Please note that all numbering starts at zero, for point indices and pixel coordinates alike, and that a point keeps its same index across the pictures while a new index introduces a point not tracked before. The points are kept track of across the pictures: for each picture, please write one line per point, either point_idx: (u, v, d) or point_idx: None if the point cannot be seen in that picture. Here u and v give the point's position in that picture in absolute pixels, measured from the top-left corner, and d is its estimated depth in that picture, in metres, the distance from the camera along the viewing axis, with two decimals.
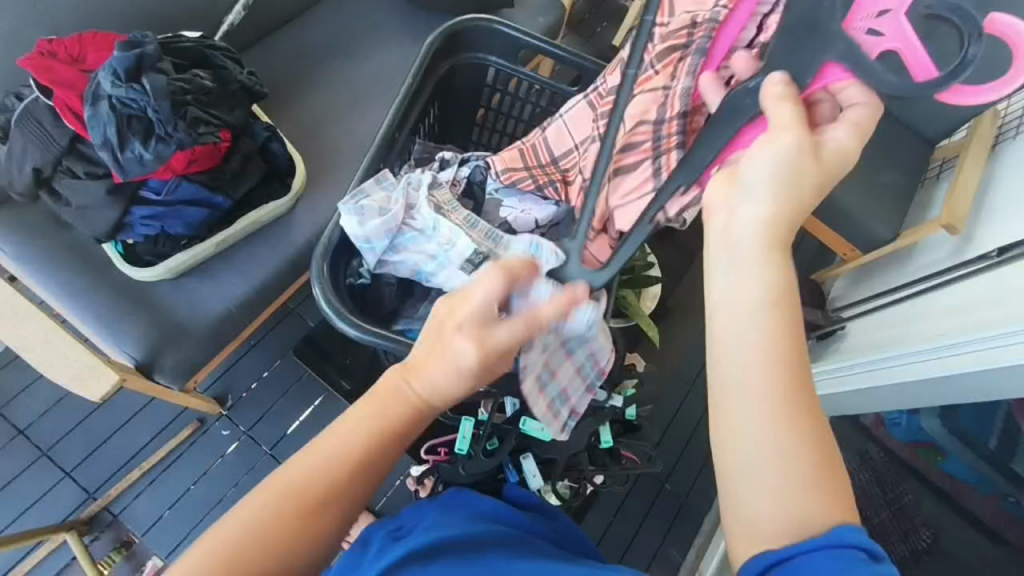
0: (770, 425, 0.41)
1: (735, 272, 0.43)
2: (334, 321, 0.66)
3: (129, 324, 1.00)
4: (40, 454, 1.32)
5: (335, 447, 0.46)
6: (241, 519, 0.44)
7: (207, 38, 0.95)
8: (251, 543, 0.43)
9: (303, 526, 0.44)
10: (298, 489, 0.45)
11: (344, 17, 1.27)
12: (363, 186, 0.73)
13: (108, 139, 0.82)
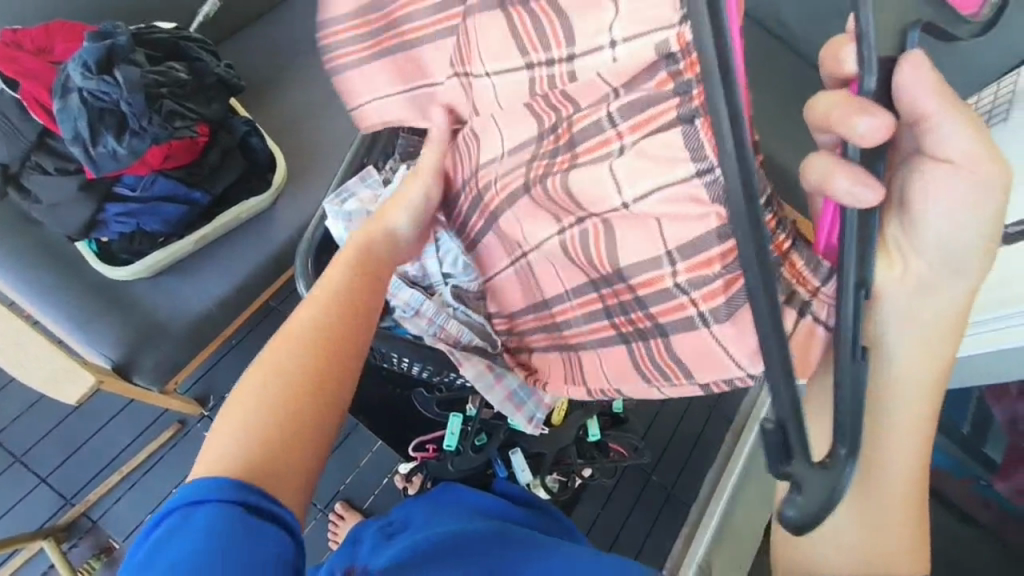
0: (892, 497, 0.44)
1: (912, 361, 0.39)
2: None
3: (106, 325, 0.97)
4: (14, 460, 1.28)
5: (299, 336, 0.50)
6: (256, 394, 0.46)
7: (181, 29, 0.92)
8: (279, 396, 0.46)
9: (318, 371, 0.49)
10: (301, 348, 0.49)
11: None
12: (347, 184, 0.73)
13: (79, 133, 0.79)
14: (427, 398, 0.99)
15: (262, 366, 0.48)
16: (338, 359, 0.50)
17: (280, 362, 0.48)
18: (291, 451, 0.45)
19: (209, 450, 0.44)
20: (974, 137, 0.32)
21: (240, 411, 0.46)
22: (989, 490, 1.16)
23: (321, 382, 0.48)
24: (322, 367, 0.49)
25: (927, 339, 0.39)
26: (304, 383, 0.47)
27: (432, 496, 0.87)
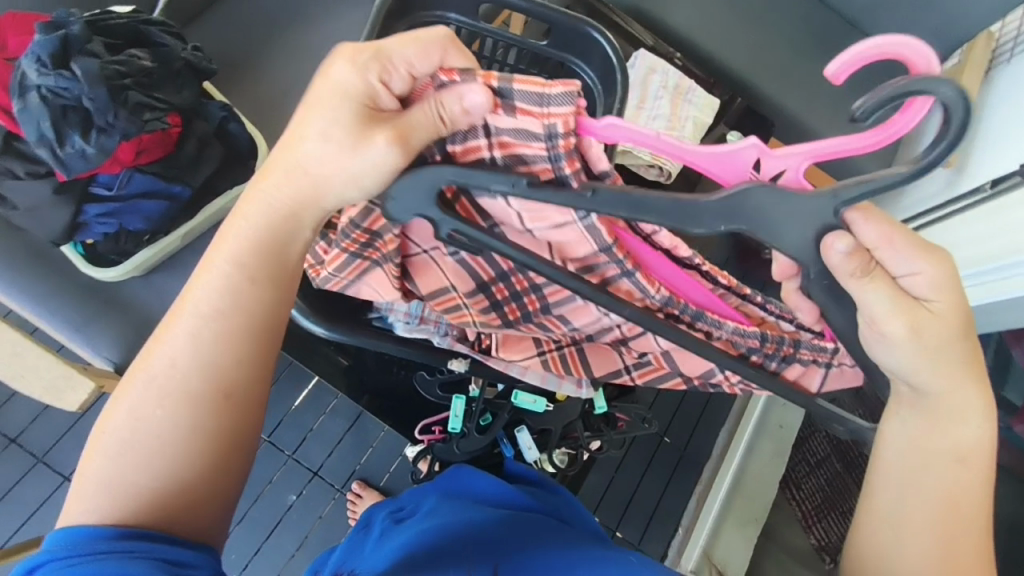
0: (937, 544, 0.45)
1: (926, 422, 0.43)
2: (301, 321, 0.65)
3: (104, 328, 0.97)
4: (36, 461, 1.31)
5: (174, 370, 0.42)
6: (131, 437, 0.42)
7: (139, 12, 0.86)
8: (159, 446, 0.42)
9: (206, 416, 0.43)
10: (184, 396, 0.42)
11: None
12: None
13: (43, 134, 0.75)
14: (429, 381, 0.98)
15: (133, 406, 0.42)
16: (228, 403, 0.43)
17: (155, 408, 0.42)
18: (175, 510, 0.42)
19: (80, 498, 0.41)
20: (877, 292, 0.38)
21: (110, 456, 0.41)
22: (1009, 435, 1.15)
23: (207, 433, 0.43)
24: (207, 420, 0.43)
25: (935, 411, 0.43)
26: (189, 436, 0.42)
27: (443, 480, 0.86)
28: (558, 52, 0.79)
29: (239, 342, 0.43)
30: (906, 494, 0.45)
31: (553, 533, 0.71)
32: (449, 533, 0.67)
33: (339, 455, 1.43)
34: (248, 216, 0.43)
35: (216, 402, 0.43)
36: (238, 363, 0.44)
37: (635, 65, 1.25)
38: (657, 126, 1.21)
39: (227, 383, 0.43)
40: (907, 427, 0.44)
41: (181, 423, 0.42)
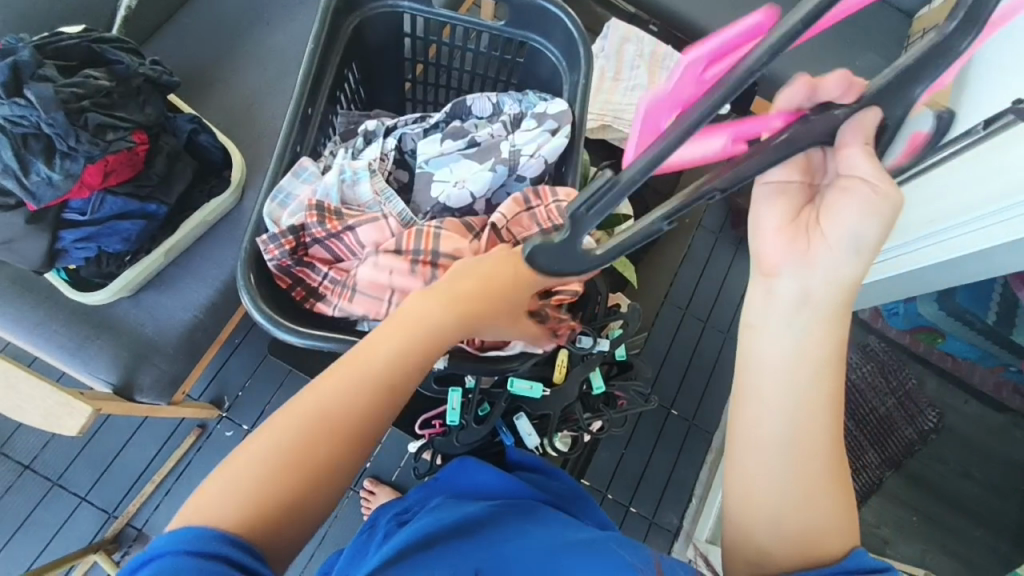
0: (797, 446, 0.50)
1: (800, 337, 0.48)
2: (273, 329, 0.62)
3: (97, 350, 0.97)
4: (52, 484, 1.33)
5: (326, 409, 0.50)
6: (270, 454, 0.48)
7: (91, 31, 0.85)
8: (289, 470, 0.47)
9: (334, 455, 0.49)
10: (331, 427, 0.49)
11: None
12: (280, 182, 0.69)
13: (6, 165, 0.75)
14: (423, 376, 0.97)
15: (261, 437, 0.49)
16: (355, 453, 0.50)
17: (269, 446, 0.48)
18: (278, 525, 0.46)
19: (204, 506, 0.45)
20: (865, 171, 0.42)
21: (228, 471, 0.47)
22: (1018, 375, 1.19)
23: (312, 471, 0.48)
24: (309, 457, 0.48)
25: (817, 323, 0.47)
26: (292, 464, 0.48)
27: (448, 475, 0.86)
28: (517, 31, 0.77)
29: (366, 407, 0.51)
30: (795, 415, 0.49)
31: (559, 519, 0.72)
32: (448, 530, 0.66)
33: None
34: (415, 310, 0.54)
35: (321, 449, 0.49)
36: (370, 420, 0.51)
37: (610, 35, 1.23)
38: (637, 97, 1.18)
39: (332, 434, 0.49)
40: (792, 341, 0.48)
41: (293, 449, 0.48)
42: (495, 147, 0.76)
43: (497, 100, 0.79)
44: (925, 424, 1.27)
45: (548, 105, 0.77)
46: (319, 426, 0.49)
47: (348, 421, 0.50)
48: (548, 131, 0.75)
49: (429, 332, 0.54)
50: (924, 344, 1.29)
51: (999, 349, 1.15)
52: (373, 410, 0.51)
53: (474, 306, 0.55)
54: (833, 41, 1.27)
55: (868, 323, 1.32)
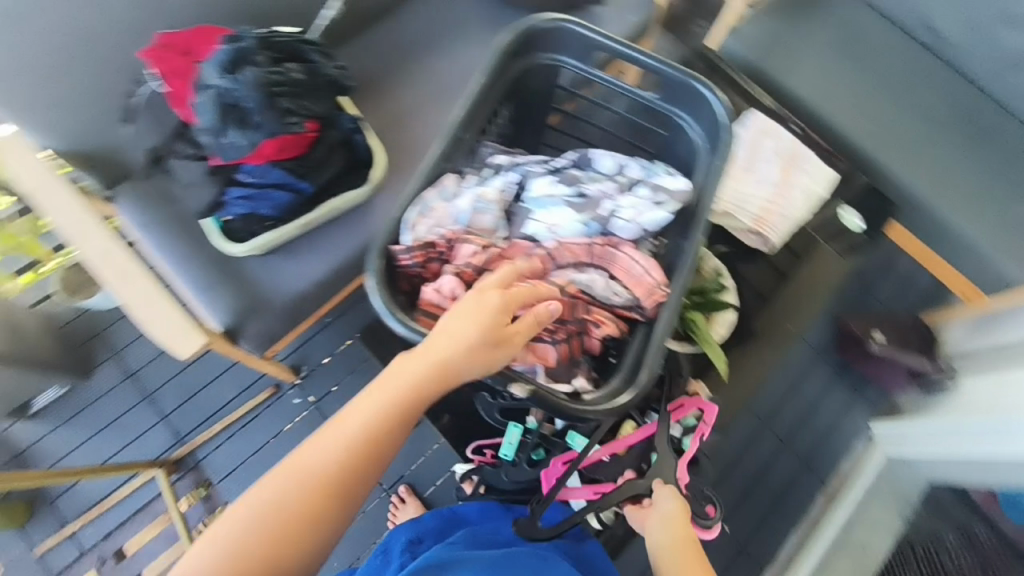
0: None
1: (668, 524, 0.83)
2: (386, 319, 0.67)
3: (221, 293, 1.09)
4: (144, 396, 1.49)
5: (310, 462, 0.63)
6: (266, 496, 0.62)
7: (300, 33, 1.00)
8: (282, 510, 0.61)
9: (315, 502, 0.62)
10: (314, 476, 0.62)
11: (436, 13, 1.29)
12: (424, 194, 0.74)
13: (209, 125, 0.90)
14: (488, 405, 0.96)
15: (251, 502, 0.62)
16: (334, 497, 0.63)
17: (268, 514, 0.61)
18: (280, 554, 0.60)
19: (217, 534, 0.61)
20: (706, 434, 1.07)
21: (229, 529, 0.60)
22: None
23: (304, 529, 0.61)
24: (299, 522, 0.61)
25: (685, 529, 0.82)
26: (286, 528, 0.61)
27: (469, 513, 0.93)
28: (670, 105, 0.80)
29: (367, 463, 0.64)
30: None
31: None
32: (461, 558, 0.74)
33: (392, 457, 1.47)
34: (388, 383, 0.64)
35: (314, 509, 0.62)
36: (345, 469, 0.63)
37: (748, 124, 1.21)
38: (765, 191, 1.17)
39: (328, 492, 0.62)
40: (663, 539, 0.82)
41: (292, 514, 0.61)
42: (600, 204, 0.79)
43: (620, 164, 0.81)
44: None
45: (665, 179, 0.78)
46: (306, 493, 0.62)
47: (337, 485, 0.63)
48: (657, 203, 0.76)
49: (412, 398, 0.64)
50: None
51: None
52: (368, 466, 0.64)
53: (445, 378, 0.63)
54: (1005, 181, 1.15)
55: None
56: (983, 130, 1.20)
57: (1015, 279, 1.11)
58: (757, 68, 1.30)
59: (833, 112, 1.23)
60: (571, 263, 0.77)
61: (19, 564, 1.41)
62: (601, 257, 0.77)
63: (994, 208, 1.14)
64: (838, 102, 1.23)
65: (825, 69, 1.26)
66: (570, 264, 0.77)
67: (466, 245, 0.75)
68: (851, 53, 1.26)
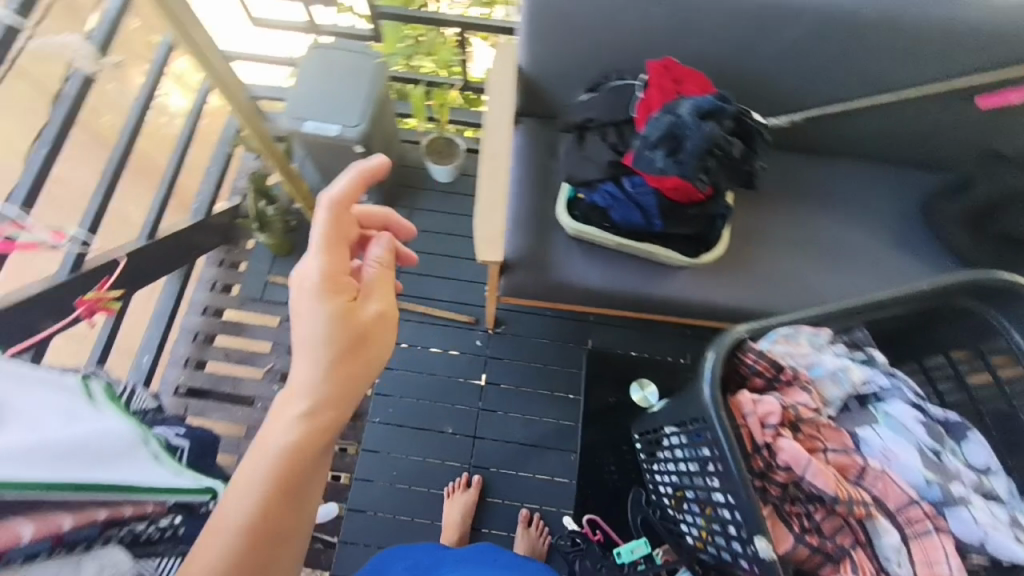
0: None
1: None
2: (704, 383, 0.72)
3: (527, 238, 1.28)
4: (402, 248, 1.82)
5: (250, 479, 0.52)
6: (215, 543, 0.50)
7: (762, 126, 1.07)
8: (247, 531, 0.50)
9: (281, 508, 0.53)
10: (273, 487, 0.53)
11: (836, 184, 1.39)
12: (802, 328, 0.81)
13: (649, 136, 1.02)
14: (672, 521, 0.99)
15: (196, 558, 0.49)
16: (293, 498, 0.54)
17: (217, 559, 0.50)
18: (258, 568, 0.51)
19: None
20: None
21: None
22: None
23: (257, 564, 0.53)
24: (270, 528, 0.52)
25: None
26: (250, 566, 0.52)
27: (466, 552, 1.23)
28: None
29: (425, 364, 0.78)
30: None
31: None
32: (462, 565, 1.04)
33: (501, 446, 1.63)
34: (302, 379, 0.59)
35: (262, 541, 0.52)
36: (300, 463, 0.55)
37: None
38: None
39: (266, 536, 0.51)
40: None
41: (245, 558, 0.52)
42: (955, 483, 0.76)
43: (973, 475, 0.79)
44: None
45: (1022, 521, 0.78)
46: (255, 531, 0.51)
47: (295, 480, 0.54)
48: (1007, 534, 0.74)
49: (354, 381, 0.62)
50: None
51: None
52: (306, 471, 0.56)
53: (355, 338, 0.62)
54: None
55: None
56: None
57: None
58: None
59: None
60: (873, 494, 0.73)
61: (258, 275, 1.84)
62: (909, 519, 0.72)
63: None
64: None
65: None
66: (873, 495, 0.73)
67: (799, 393, 0.78)
68: None
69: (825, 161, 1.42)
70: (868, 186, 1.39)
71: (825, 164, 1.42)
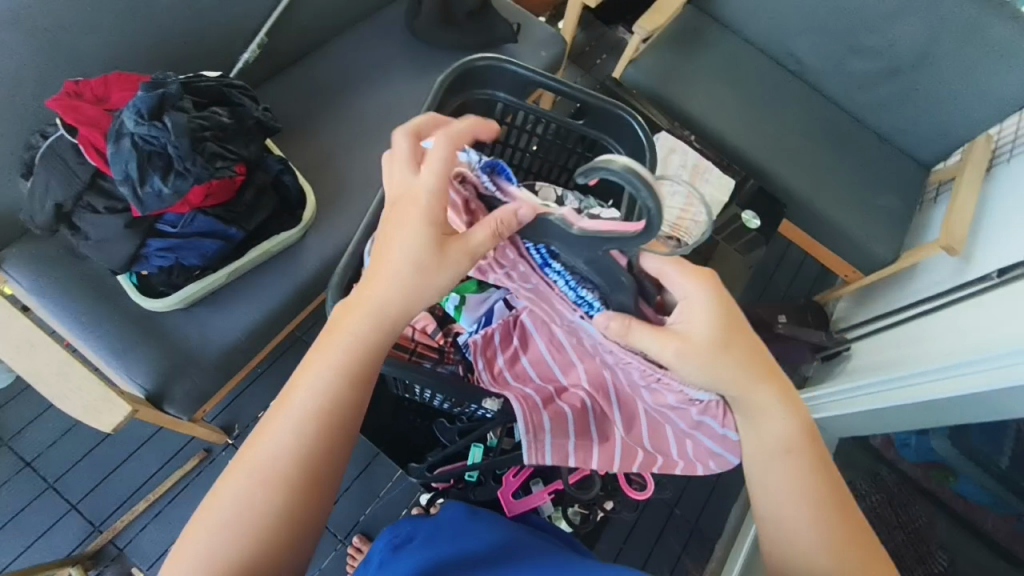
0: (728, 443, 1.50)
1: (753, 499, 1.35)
2: None
3: (136, 357, 1.02)
4: (46, 486, 1.33)
5: (266, 456, 0.51)
6: (252, 507, 0.50)
7: (225, 77, 1.02)
8: (275, 508, 0.50)
9: (300, 496, 0.51)
10: (284, 473, 0.51)
11: (360, 48, 1.36)
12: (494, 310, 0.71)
13: (128, 174, 0.88)
14: (448, 429, 1.04)
15: (241, 508, 0.50)
16: (312, 495, 0.52)
17: (218, 525, 0.49)
18: (278, 549, 0.50)
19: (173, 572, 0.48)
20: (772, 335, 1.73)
21: (206, 545, 0.49)
22: (981, 496, 1.46)
23: (279, 573, 0.50)
24: (300, 507, 0.51)
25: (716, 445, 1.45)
26: (261, 551, 0.49)
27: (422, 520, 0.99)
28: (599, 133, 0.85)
29: (754, 345, 0.55)
30: None
31: (487, 551, 0.80)
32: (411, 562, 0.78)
33: (346, 501, 1.40)
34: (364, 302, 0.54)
35: (315, 497, 0.52)
36: (304, 458, 0.52)
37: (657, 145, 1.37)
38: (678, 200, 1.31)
39: (311, 483, 0.52)
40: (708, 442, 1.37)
41: (279, 522, 0.50)
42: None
43: (560, 193, 0.85)
44: (935, 567, 1.45)
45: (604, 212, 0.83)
46: (290, 475, 0.51)
47: (304, 476, 0.52)
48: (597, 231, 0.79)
49: (367, 363, 0.55)
50: (937, 482, 1.54)
51: (998, 487, 1.40)
52: (339, 440, 0.53)
53: (361, 369, 0.54)
54: (852, 182, 1.53)
55: (881, 452, 1.60)
56: (841, 138, 1.59)
57: (887, 259, 1.48)
58: (651, 91, 1.57)
59: (717, 125, 1.54)
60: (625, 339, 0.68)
61: None
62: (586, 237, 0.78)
63: (858, 201, 1.51)
64: (723, 120, 1.54)
65: (713, 95, 1.56)
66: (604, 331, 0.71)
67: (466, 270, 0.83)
68: (730, 75, 1.60)
69: (327, 40, 1.37)
70: (387, 30, 1.40)
71: (330, 40, 1.37)
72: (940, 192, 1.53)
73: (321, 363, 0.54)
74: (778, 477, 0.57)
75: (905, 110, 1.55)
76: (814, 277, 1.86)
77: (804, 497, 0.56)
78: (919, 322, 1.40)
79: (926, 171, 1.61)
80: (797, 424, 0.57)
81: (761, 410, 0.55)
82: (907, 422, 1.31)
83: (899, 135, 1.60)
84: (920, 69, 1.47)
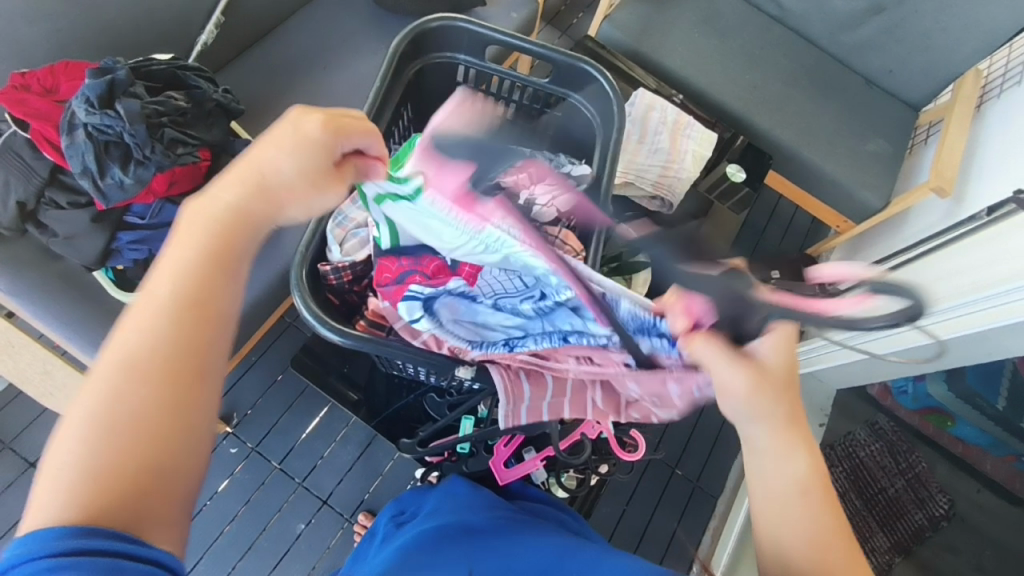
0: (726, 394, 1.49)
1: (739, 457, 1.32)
2: (318, 327, 0.66)
3: None
4: None
5: (131, 360, 0.43)
6: (122, 408, 0.42)
7: (177, 59, 0.99)
8: (145, 403, 0.43)
9: (172, 386, 0.44)
10: (151, 362, 0.44)
11: (324, 22, 1.32)
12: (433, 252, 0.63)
13: (87, 166, 0.86)
14: (437, 403, 1.03)
15: (101, 416, 0.42)
16: (191, 379, 0.45)
17: (78, 426, 0.41)
18: (164, 434, 0.42)
19: (35, 511, 0.39)
20: None
21: (72, 455, 0.40)
22: (980, 439, 1.47)
23: (168, 463, 0.42)
24: (180, 393, 0.44)
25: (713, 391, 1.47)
26: (148, 443, 0.42)
27: (432, 491, 1.00)
28: (560, 88, 0.82)
29: (795, 405, 0.57)
30: None
31: (494, 528, 0.81)
32: (411, 541, 0.77)
33: (348, 483, 1.42)
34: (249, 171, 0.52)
35: (196, 381, 0.45)
36: (180, 343, 0.45)
37: (636, 103, 1.34)
38: (659, 159, 1.28)
39: (184, 368, 0.44)
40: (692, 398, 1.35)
41: (156, 414, 0.43)
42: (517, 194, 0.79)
43: (530, 154, 0.83)
44: (936, 510, 1.48)
45: (575, 169, 0.82)
46: (161, 369, 0.44)
47: (181, 357, 0.44)
48: (568, 188, 0.78)
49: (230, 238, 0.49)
50: (934, 427, 1.55)
51: (998, 429, 1.40)
52: (213, 323, 0.46)
53: (230, 250, 0.49)
54: (840, 128, 1.50)
55: (879, 400, 1.61)
56: (826, 83, 1.55)
57: (878, 206, 1.46)
58: (628, 47, 1.52)
59: (699, 79, 1.49)
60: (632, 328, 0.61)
61: None
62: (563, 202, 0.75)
63: (846, 148, 1.48)
64: (704, 73, 1.50)
65: (693, 47, 1.52)
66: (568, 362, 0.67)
67: None
68: (708, 25, 1.55)
69: (289, 15, 1.33)
70: (351, 1, 1.35)
71: (292, 16, 1.33)
72: (931, 133, 1.49)
73: (180, 245, 0.48)
74: (788, 520, 0.56)
75: (893, 49, 1.50)
76: (807, 228, 1.84)
77: (807, 551, 0.55)
78: (910, 266, 1.39)
79: (916, 113, 1.57)
80: (813, 472, 0.57)
81: (780, 451, 0.56)
82: (900, 368, 1.30)
83: (886, 77, 1.56)
84: (904, 4, 1.42)
